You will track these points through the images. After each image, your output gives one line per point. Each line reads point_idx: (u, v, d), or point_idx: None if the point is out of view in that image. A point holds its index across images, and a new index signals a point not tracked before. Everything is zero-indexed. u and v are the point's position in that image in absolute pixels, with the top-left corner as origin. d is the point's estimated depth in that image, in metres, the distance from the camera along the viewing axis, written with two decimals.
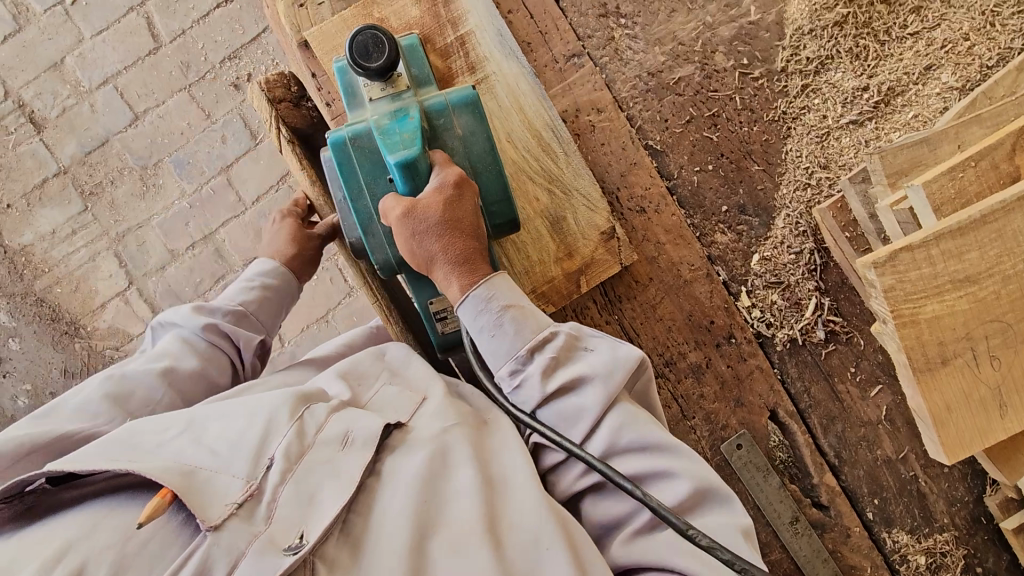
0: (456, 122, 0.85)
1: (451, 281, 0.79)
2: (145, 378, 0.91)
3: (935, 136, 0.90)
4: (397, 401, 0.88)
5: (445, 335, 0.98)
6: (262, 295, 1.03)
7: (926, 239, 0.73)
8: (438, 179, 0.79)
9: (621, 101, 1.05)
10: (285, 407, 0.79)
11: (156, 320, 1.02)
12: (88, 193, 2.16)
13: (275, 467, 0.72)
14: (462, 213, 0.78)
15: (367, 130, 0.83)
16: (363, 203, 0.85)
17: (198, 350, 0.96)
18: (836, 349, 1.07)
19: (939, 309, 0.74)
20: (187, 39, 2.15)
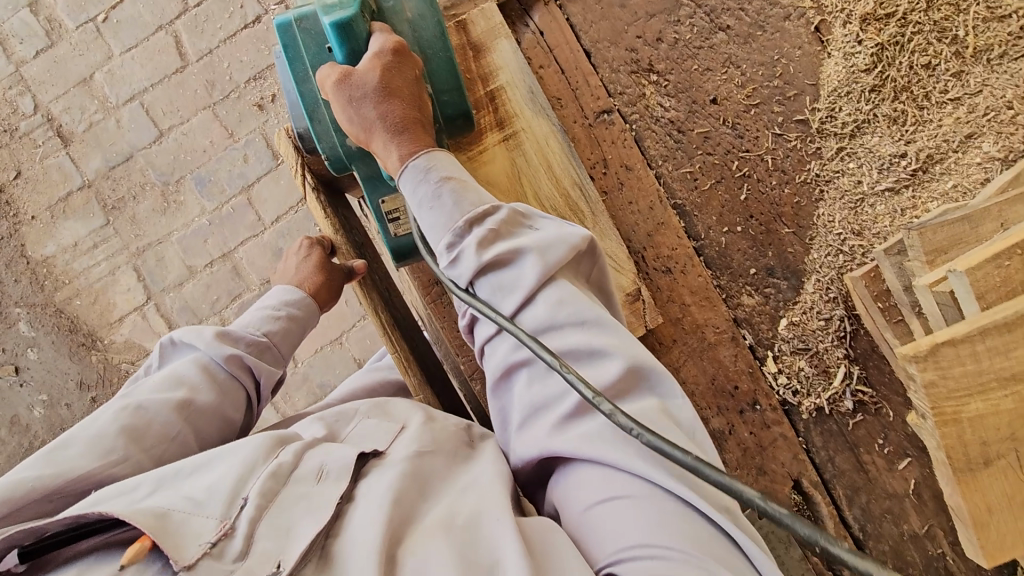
0: (406, 7, 0.84)
1: (390, 151, 0.79)
2: (161, 411, 0.81)
3: (976, 213, 0.87)
4: (377, 434, 0.80)
5: (398, 239, 0.93)
6: (285, 324, 0.99)
7: (971, 333, 0.70)
8: (378, 44, 0.78)
9: (650, 159, 1.02)
10: (260, 447, 0.71)
11: (172, 337, 0.92)
12: (111, 208, 2.18)
13: (251, 503, 0.63)
14: (400, 80, 0.78)
15: (313, 12, 0.82)
16: (308, 88, 0.84)
17: (218, 382, 0.88)
18: (864, 419, 1.04)
19: (983, 409, 0.70)
20: (214, 58, 2.16)
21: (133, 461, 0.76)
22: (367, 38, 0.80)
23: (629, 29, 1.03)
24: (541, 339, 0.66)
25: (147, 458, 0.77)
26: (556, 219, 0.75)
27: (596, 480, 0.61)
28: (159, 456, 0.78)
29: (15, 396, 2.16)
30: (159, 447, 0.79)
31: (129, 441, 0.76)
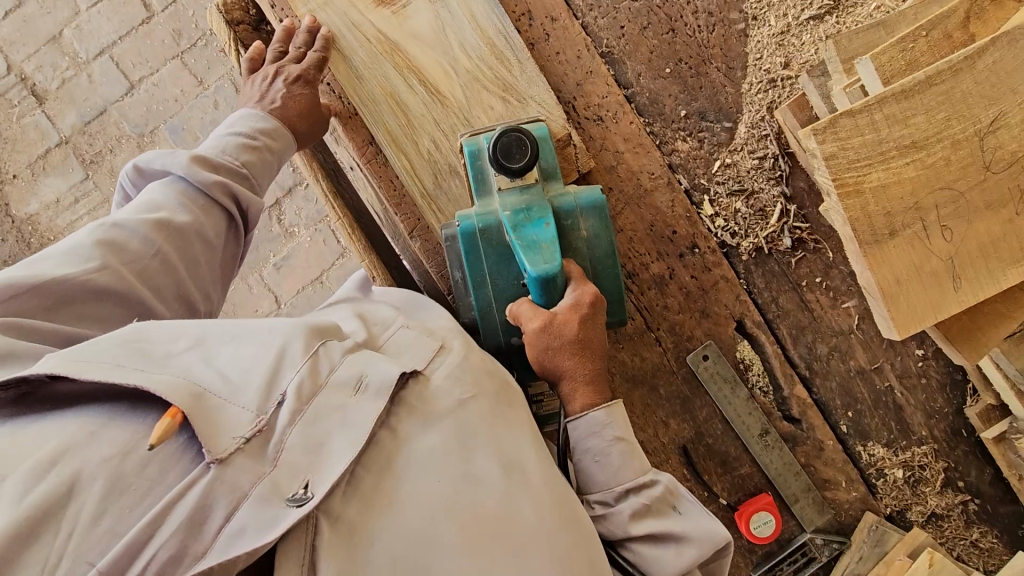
0: (583, 223, 0.87)
1: (572, 394, 0.81)
2: (139, 230, 0.76)
3: (892, 19, 0.87)
4: (414, 344, 0.80)
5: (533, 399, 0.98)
6: (263, 154, 0.88)
7: (869, 102, 0.71)
8: (574, 296, 0.81)
9: (576, 9, 1.03)
10: (298, 339, 0.70)
11: (143, 158, 0.85)
12: (90, 162, 2.22)
13: (287, 405, 0.64)
14: (594, 333, 0.81)
15: (496, 221, 0.86)
16: (484, 292, 0.87)
17: (197, 207, 0.81)
18: (804, 257, 1.04)
19: (884, 177, 0.71)
20: (178, 7, 2.19)
21: (116, 275, 0.72)
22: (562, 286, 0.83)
23: None
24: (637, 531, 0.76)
25: (126, 273, 0.73)
26: (701, 503, 0.79)
27: None
28: (140, 272, 0.75)
29: None
30: (139, 267, 0.74)
31: (109, 254, 0.72)
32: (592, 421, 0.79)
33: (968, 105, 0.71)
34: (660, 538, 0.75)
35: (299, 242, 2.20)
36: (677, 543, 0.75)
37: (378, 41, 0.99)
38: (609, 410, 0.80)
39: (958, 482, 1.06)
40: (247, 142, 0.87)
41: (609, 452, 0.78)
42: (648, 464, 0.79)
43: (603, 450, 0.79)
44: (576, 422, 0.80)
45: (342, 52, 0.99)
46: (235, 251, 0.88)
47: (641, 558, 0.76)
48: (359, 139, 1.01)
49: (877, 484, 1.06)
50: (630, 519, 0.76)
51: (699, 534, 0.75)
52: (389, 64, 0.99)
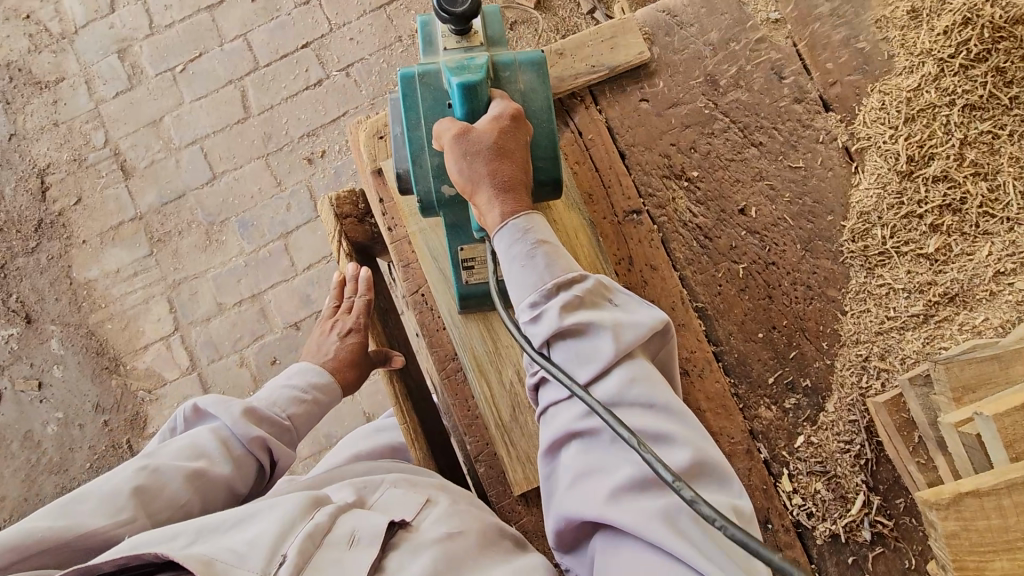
0: (520, 79, 0.88)
1: (492, 207, 0.78)
2: (175, 477, 0.77)
3: (1006, 354, 0.85)
4: (403, 502, 0.85)
5: (469, 286, 0.96)
6: (309, 406, 0.96)
7: (996, 485, 0.67)
8: (496, 108, 0.81)
9: (676, 261, 1.04)
10: (297, 506, 0.76)
11: (195, 402, 0.89)
12: (156, 240, 2.29)
13: (288, 563, 0.68)
14: (513, 144, 0.79)
15: (437, 71, 0.86)
16: (418, 134, 0.85)
17: (234, 455, 0.84)
18: (883, 554, 0.97)
19: (1012, 569, 0.65)
20: (274, 113, 2.32)
21: (142, 526, 0.73)
22: (487, 103, 0.83)
23: (663, 136, 1.06)
24: (565, 327, 0.70)
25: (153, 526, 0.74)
26: (637, 297, 0.76)
27: (598, 447, 0.68)
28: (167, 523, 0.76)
29: (33, 411, 2.20)
30: (165, 515, 0.76)
31: (139, 505, 0.74)
32: (515, 229, 0.76)
33: None
34: (595, 329, 0.70)
35: None
36: (610, 328, 0.69)
37: None
38: (531, 219, 0.76)
39: None
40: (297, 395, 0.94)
41: (532, 256, 0.75)
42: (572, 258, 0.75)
43: (528, 254, 0.75)
44: (498, 235, 0.76)
45: (443, 271, 1.00)
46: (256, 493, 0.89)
47: (574, 354, 0.71)
48: (442, 353, 1.02)
49: None
50: (560, 313, 0.71)
51: (633, 320, 0.71)
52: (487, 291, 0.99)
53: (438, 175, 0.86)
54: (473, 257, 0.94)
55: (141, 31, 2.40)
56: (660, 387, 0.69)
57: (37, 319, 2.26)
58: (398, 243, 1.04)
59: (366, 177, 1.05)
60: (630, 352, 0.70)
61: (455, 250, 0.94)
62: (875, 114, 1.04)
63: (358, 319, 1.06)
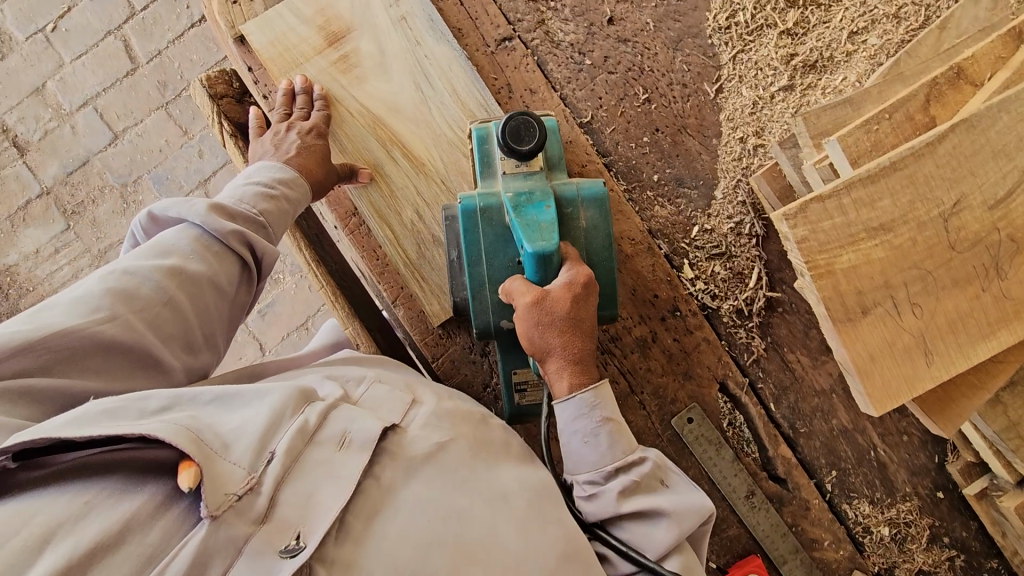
0: (583, 214, 0.84)
1: (561, 376, 0.76)
2: (150, 275, 0.68)
3: (857, 97, 0.90)
4: (390, 397, 0.76)
5: (520, 406, 0.94)
6: (281, 201, 0.82)
7: (836, 188, 0.73)
8: (567, 275, 0.77)
9: (555, 82, 1.06)
10: (286, 395, 0.66)
11: (157, 206, 0.77)
12: (71, 212, 2.21)
13: (277, 461, 0.60)
14: (585, 313, 0.76)
15: (499, 203, 0.83)
16: (479, 271, 0.83)
17: (211, 252, 0.74)
18: (784, 318, 1.07)
19: (855, 259, 0.74)
20: (164, 59, 2.21)
21: (123, 322, 0.64)
22: (557, 266, 0.79)
23: None
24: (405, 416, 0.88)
25: (137, 322, 0.65)
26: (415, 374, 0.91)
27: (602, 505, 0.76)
28: (154, 321, 0.67)
29: None
30: (149, 313, 0.67)
31: (118, 302, 0.65)
32: (581, 403, 0.74)
33: (931, 188, 0.74)
34: (653, 520, 0.71)
35: (284, 290, 2.12)
36: (671, 516, 0.70)
37: (361, 114, 0.99)
38: (598, 391, 0.74)
39: (944, 538, 1.07)
40: (263, 190, 0.81)
41: None
42: (633, 438, 0.75)
43: None
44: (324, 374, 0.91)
45: None
46: (245, 298, 0.79)
47: (635, 534, 0.72)
48: (343, 209, 1.03)
49: (865, 542, 1.07)
50: None
51: None
52: (373, 137, 1.00)
53: (496, 312, 0.84)
54: (527, 380, 0.92)
55: None
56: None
57: None
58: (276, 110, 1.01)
59: (230, 48, 1.03)
60: (683, 543, 0.72)
61: (507, 372, 0.92)
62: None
63: (319, 125, 0.94)
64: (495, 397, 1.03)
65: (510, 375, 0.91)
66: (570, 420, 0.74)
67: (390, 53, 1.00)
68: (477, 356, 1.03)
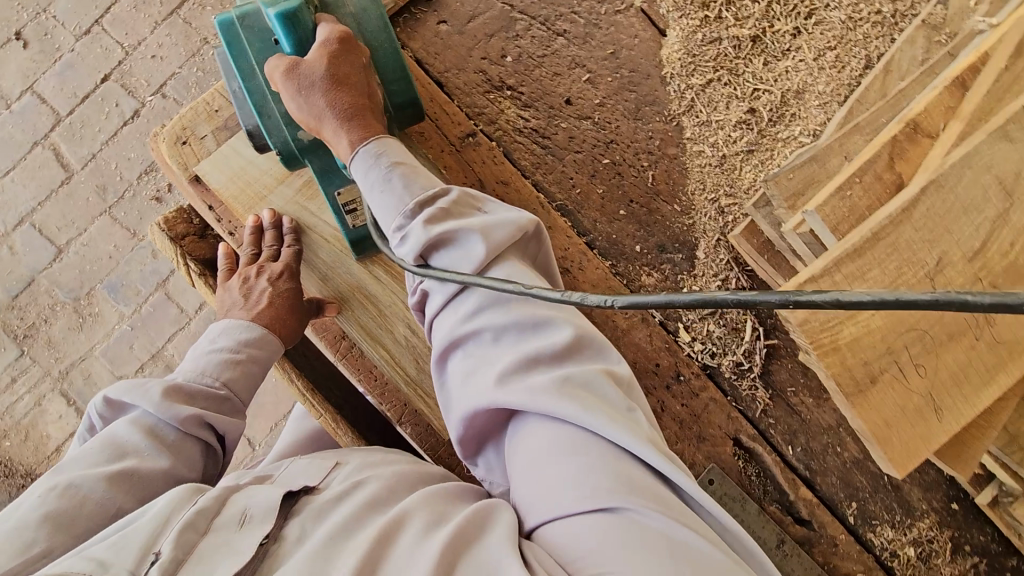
0: (350, 1, 0.84)
1: (341, 137, 0.77)
2: (96, 485, 0.62)
3: (822, 152, 0.92)
4: (305, 472, 0.73)
5: (357, 230, 0.93)
6: (246, 366, 0.81)
7: (825, 267, 0.75)
8: (324, 35, 0.77)
9: (523, 169, 1.06)
10: (169, 495, 0.61)
11: (108, 394, 0.73)
12: (23, 337, 2.08)
13: (161, 559, 0.53)
14: (347, 68, 0.77)
15: (256, 10, 0.80)
16: (255, 82, 0.82)
17: (169, 443, 0.70)
18: (782, 364, 1.09)
19: (856, 332, 0.75)
20: (99, 162, 2.11)
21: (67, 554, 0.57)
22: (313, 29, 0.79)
23: (473, 53, 1.06)
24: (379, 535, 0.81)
25: None
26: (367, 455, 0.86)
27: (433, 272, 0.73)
28: None
29: None
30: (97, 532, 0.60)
31: (57, 529, 0.57)
32: (367, 153, 0.76)
33: (914, 252, 0.76)
34: (463, 234, 0.69)
35: None
36: (476, 228, 0.68)
37: (335, 238, 0.96)
38: (380, 141, 0.77)
39: (967, 548, 1.10)
40: (223, 358, 0.80)
41: None
42: (429, 177, 0.75)
43: None
44: None
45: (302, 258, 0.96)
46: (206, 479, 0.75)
47: (450, 259, 0.69)
48: (331, 334, 0.99)
49: (895, 567, 1.08)
50: None
51: None
52: (352, 259, 0.97)
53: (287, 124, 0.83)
54: (353, 199, 0.90)
55: None
56: (538, 280, 0.68)
57: None
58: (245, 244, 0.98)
59: (186, 188, 0.98)
60: (503, 253, 0.69)
61: (330, 195, 0.90)
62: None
63: (292, 265, 0.91)
64: None
65: (333, 196, 0.90)
66: (366, 169, 0.76)
67: None
68: None
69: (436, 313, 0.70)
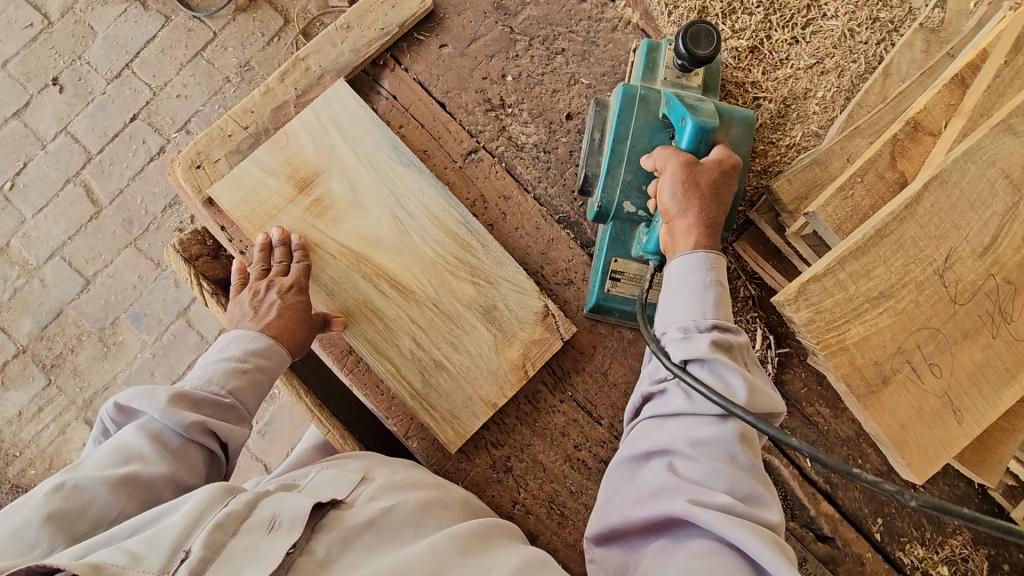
0: (729, 131, 0.92)
1: (686, 237, 0.81)
2: (99, 489, 0.65)
3: (823, 155, 0.93)
4: (333, 483, 0.78)
5: (609, 295, 0.99)
6: (253, 375, 0.82)
7: (829, 265, 0.74)
8: (718, 154, 0.85)
9: (526, 184, 1.07)
10: (206, 492, 0.65)
11: (118, 399, 0.75)
12: (50, 367, 2.14)
13: (191, 558, 0.57)
14: (723, 186, 0.83)
15: (659, 98, 0.93)
16: (621, 149, 0.93)
17: (171, 449, 0.71)
18: (796, 373, 1.06)
19: (864, 331, 0.73)
20: (127, 196, 2.21)
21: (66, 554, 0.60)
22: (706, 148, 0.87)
23: (474, 74, 1.08)
24: None
25: None
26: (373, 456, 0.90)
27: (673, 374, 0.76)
28: None
29: None
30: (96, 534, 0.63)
31: (57, 531, 0.61)
32: (697, 258, 0.79)
33: (920, 249, 0.75)
34: (733, 370, 0.72)
35: None
36: (747, 377, 0.72)
37: (343, 254, 0.98)
38: (716, 257, 0.79)
39: (1003, 565, 1.05)
40: (232, 367, 0.80)
41: None
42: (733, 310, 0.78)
43: None
44: None
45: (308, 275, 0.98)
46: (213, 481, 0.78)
47: (710, 379, 0.73)
48: (339, 349, 1.01)
49: None
50: None
51: None
52: (358, 274, 0.98)
53: None
54: (625, 271, 0.97)
55: None
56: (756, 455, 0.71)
57: None
58: None
59: (201, 210, 1.02)
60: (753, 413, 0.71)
61: (607, 259, 0.97)
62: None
63: (300, 278, 0.92)
64: (524, 514, 1.00)
65: (611, 262, 0.97)
66: (683, 276, 0.79)
67: (360, 190, 1.00)
68: (501, 473, 1.00)
69: (661, 413, 0.75)
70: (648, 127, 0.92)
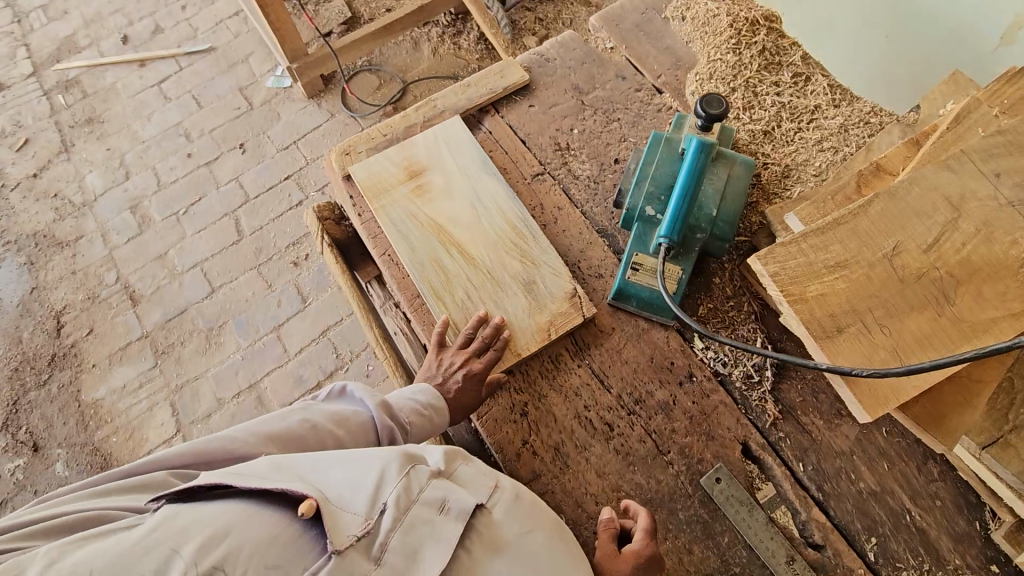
0: (734, 167, 1.22)
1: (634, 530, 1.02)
2: (289, 422, 0.97)
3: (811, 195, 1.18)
4: (478, 479, 0.92)
5: (632, 281, 1.22)
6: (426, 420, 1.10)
7: (795, 237, 0.96)
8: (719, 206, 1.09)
9: (577, 201, 1.38)
10: (394, 463, 0.83)
11: (327, 394, 1.11)
12: (160, 352, 2.53)
13: (388, 513, 0.78)
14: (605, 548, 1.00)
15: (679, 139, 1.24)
16: (648, 171, 1.23)
17: (338, 421, 1.02)
18: (792, 383, 1.18)
19: (822, 288, 0.92)
20: (264, 232, 2.75)
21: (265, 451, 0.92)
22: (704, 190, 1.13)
23: (550, 125, 1.47)
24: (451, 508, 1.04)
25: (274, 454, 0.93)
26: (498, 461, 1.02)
27: None
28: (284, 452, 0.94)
29: None
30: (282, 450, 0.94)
31: (264, 441, 0.93)
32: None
33: (871, 238, 0.95)
34: None
35: None
36: None
37: (430, 224, 1.31)
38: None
39: None
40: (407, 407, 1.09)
41: None
42: None
43: None
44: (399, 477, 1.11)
45: (400, 233, 1.30)
46: None
47: None
48: (410, 293, 1.29)
49: None
50: None
51: None
52: (438, 240, 1.29)
53: (724, 231, 1.20)
54: (643, 262, 1.22)
55: (150, 188, 2.89)
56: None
57: (43, 445, 2.37)
58: (367, 224, 1.36)
59: (340, 185, 1.42)
60: None
61: (631, 251, 1.23)
62: (701, 85, 1.47)
63: None
64: (530, 454, 1.14)
65: (633, 253, 1.22)
66: None
67: (455, 185, 1.36)
68: (517, 414, 1.17)
69: None
70: (669, 158, 1.23)
